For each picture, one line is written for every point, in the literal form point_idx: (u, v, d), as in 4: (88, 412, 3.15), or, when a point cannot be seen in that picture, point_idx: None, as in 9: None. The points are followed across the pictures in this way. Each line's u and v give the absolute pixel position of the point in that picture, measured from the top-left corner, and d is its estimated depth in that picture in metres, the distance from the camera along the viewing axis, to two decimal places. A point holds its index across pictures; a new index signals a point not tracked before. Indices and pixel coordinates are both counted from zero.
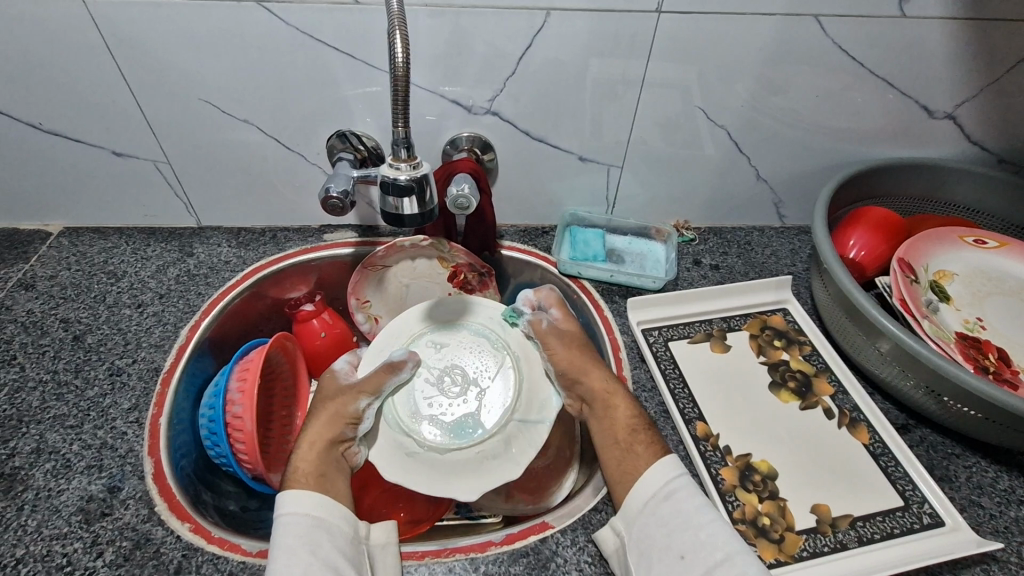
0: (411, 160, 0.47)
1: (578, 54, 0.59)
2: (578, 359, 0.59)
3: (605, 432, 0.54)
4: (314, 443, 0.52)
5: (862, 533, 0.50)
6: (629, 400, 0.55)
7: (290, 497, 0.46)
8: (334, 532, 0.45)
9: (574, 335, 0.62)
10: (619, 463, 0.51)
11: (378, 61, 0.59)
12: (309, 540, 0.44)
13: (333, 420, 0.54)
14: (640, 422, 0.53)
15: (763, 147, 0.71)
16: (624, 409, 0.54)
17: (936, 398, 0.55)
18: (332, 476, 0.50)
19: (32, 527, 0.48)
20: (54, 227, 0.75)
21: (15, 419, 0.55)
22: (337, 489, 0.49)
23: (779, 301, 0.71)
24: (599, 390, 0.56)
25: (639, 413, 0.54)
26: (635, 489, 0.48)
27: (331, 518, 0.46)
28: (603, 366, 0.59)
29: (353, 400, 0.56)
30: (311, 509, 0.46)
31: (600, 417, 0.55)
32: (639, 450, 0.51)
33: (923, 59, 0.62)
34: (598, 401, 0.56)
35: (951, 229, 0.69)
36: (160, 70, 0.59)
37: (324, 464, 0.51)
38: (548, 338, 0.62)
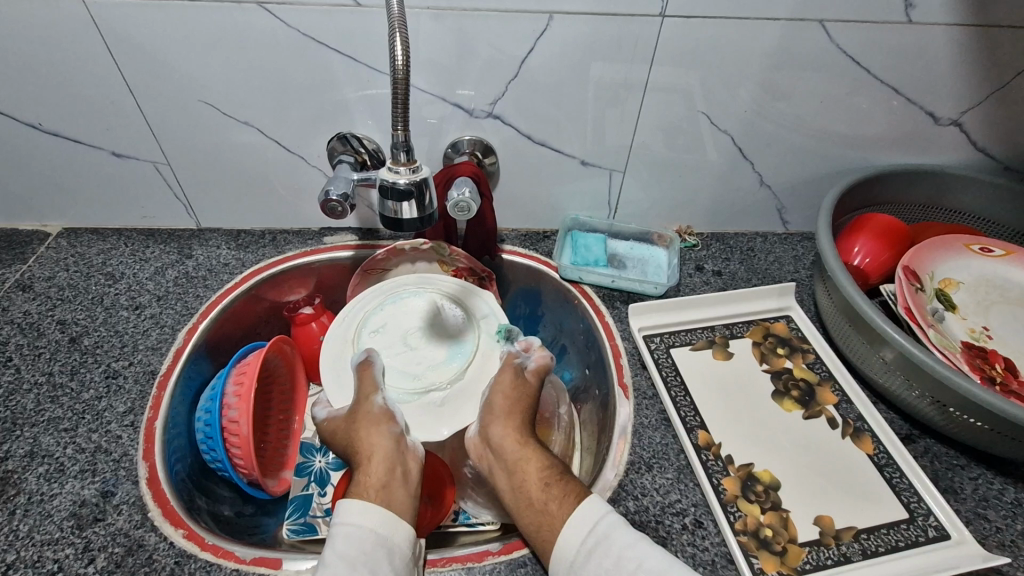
0: (410, 163, 0.46)
1: (580, 58, 0.59)
2: (505, 404, 0.56)
3: (517, 491, 0.51)
4: (371, 453, 0.51)
5: (865, 546, 0.49)
6: (539, 454, 0.53)
7: (357, 510, 0.46)
8: (394, 551, 0.45)
9: (526, 387, 0.58)
10: (536, 526, 0.48)
11: (379, 64, 0.58)
12: (368, 555, 0.43)
13: (369, 427, 0.52)
14: (553, 475, 0.51)
15: (767, 153, 0.70)
16: (535, 462, 0.52)
17: (941, 409, 0.54)
18: (398, 484, 0.49)
19: (24, 531, 0.47)
20: (53, 228, 0.74)
21: (9, 421, 0.54)
22: (401, 499, 0.48)
23: (782, 308, 0.70)
24: (508, 440, 0.53)
25: (552, 465, 0.52)
26: (557, 550, 0.45)
27: (395, 535, 0.45)
28: (524, 414, 0.56)
29: (367, 399, 0.54)
30: (373, 525, 0.45)
31: (510, 474, 0.51)
32: (553, 509, 0.48)
33: (929, 65, 0.61)
34: (508, 456, 0.52)
35: (956, 237, 0.68)
36: (160, 72, 0.58)
37: (389, 472, 0.49)
38: (506, 370, 0.58)
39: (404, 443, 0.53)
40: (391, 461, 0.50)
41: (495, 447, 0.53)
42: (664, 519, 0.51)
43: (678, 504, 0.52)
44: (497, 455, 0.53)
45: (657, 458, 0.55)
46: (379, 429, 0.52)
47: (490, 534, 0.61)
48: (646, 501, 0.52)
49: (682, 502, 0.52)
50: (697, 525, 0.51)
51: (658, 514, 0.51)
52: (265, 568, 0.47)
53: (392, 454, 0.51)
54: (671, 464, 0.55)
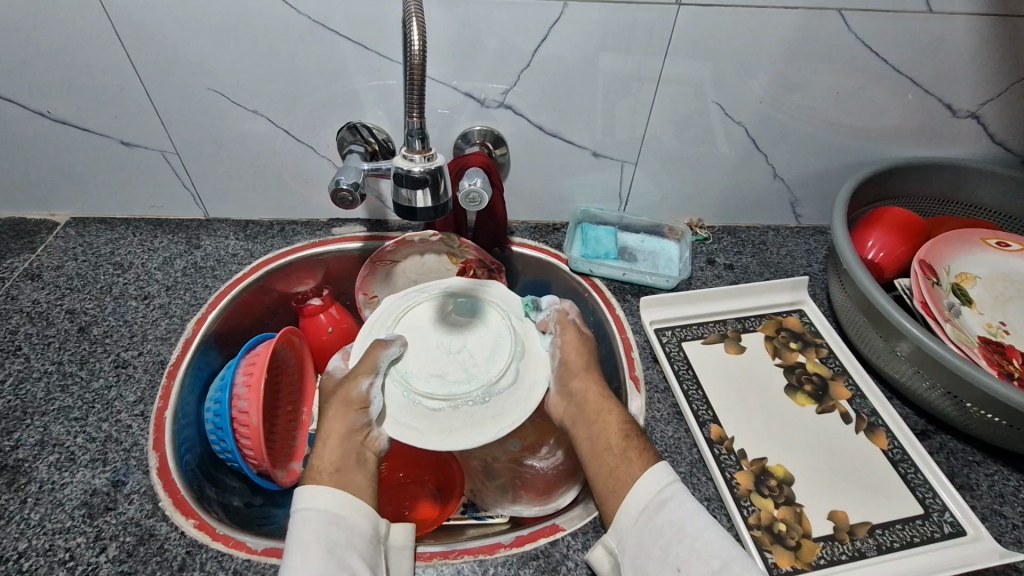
0: (425, 151, 0.46)
1: (594, 47, 0.58)
2: (580, 360, 0.58)
3: (595, 439, 0.52)
4: (330, 437, 0.51)
5: (880, 541, 0.49)
6: (619, 407, 0.54)
7: (308, 492, 0.46)
8: (350, 530, 0.44)
9: (593, 345, 0.60)
10: (610, 472, 0.49)
11: (391, 52, 0.57)
12: (324, 535, 0.43)
13: (339, 410, 0.52)
14: (631, 427, 0.52)
15: (781, 145, 0.69)
16: (616, 415, 0.53)
17: (957, 404, 0.54)
18: (351, 469, 0.49)
19: (35, 520, 0.47)
20: (61, 218, 0.74)
21: (19, 410, 0.54)
22: (355, 483, 0.48)
23: (795, 303, 0.69)
24: (590, 393, 0.55)
25: (627, 419, 0.53)
26: (629, 500, 0.46)
27: (348, 513, 0.45)
28: (599, 374, 0.58)
29: (352, 382, 0.54)
30: (328, 505, 0.45)
31: (590, 425, 0.53)
32: (632, 458, 0.49)
33: (948, 56, 0.60)
34: (589, 406, 0.54)
35: (972, 231, 0.67)
36: (170, 59, 0.58)
37: (342, 457, 0.50)
38: (570, 329, 0.60)
39: (368, 430, 0.52)
40: (344, 448, 0.50)
41: (576, 398, 0.55)
42: None
43: (692, 497, 0.52)
44: (577, 407, 0.55)
45: (670, 452, 0.55)
46: (345, 414, 0.52)
47: (499, 526, 0.61)
48: None
49: (695, 496, 0.52)
50: (710, 519, 0.50)
51: None
52: (276, 559, 0.47)
53: (347, 440, 0.51)
54: (684, 458, 0.55)
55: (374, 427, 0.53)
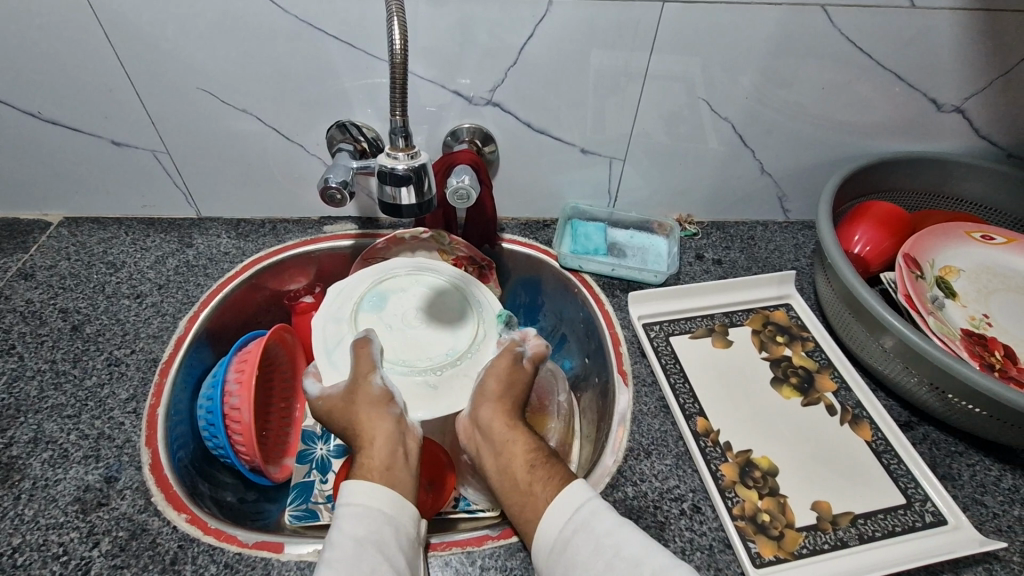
0: (407, 149, 0.46)
1: (580, 45, 0.59)
2: (497, 386, 0.55)
3: (504, 473, 0.51)
4: (378, 436, 0.51)
5: (862, 531, 0.50)
6: (526, 435, 0.53)
7: (364, 490, 0.46)
8: (400, 531, 0.45)
9: (523, 375, 0.58)
10: (520, 511, 0.48)
11: (378, 51, 0.58)
12: (375, 533, 0.44)
13: (372, 409, 0.53)
14: (540, 457, 0.51)
15: (768, 140, 0.69)
16: (522, 443, 0.52)
17: (940, 395, 0.54)
18: (400, 467, 0.49)
19: (29, 515, 0.48)
20: (54, 217, 0.74)
21: (13, 408, 0.55)
22: (404, 481, 0.48)
23: (782, 297, 0.70)
24: (496, 422, 0.53)
25: (538, 449, 0.52)
26: (539, 534, 0.45)
27: (397, 514, 0.46)
28: (514, 398, 0.56)
29: (367, 381, 0.54)
30: (381, 504, 0.45)
31: (497, 455, 0.52)
32: (537, 490, 0.48)
33: (932, 51, 0.61)
34: (496, 437, 0.52)
35: (957, 225, 0.68)
36: (159, 59, 0.58)
37: (392, 454, 0.50)
38: (504, 356, 0.58)
39: (404, 425, 0.53)
40: (392, 444, 0.50)
41: (484, 428, 0.53)
42: (663, 505, 0.51)
43: (677, 489, 0.52)
44: (485, 437, 0.53)
45: (656, 445, 0.56)
46: (382, 411, 0.53)
47: (489, 520, 0.62)
48: (644, 486, 0.52)
49: (681, 487, 0.52)
50: (695, 510, 0.51)
51: (656, 500, 0.52)
52: (267, 553, 0.47)
53: (394, 436, 0.51)
54: (670, 451, 0.55)
55: (407, 420, 0.54)
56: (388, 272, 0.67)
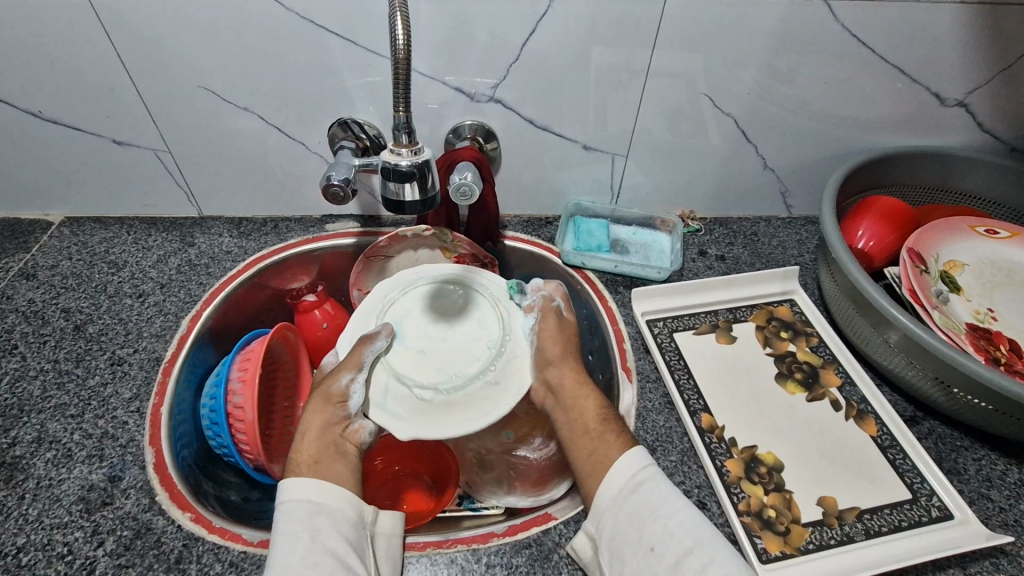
0: (411, 146, 0.46)
1: (582, 40, 0.58)
2: (556, 349, 0.58)
3: (573, 424, 0.53)
4: (309, 432, 0.52)
5: (869, 526, 0.50)
6: (594, 392, 0.55)
7: (289, 483, 0.46)
8: (335, 517, 0.45)
9: (570, 328, 0.61)
10: (590, 455, 0.51)
11: (379, 47, 0.58)
12: (308, 524, 0.44)
13: (319, 404, 0.53)
14: (610, 412, 0.54)
15: (771, 135, 0.69)
16: (591, 399, 0.55)
17: (945, 389, 0.54)
18: (331, 461, 0.50)
19: (33, 515, 0.48)
20: (55, 217, 0.74)
21: (16, 408, 0.55)
22: (337, 473, 0.49)
23: (785, 292, 0.70)
24: (566, 381, 0.56)
25: (607, 405, 0.54)
26: (610, 478, 0.48)
27: (329, 501, 0.46)
28: (575, 358, 0.58)
29: (333, 376, 0.55)
30: (309, 493, 0.46)
31: (568, 409, 0.54)
32: (610, 440, 0.51)
33: (936, 44, 0.60)
34: (565, 393, 0.55)
35: (961, 219, 0.68)
36: (160, 57, 0.58)
37: (322, 450, 0.50)
38: (548, 315, 0.60)
39: (348, 424, 0.53)
40: (326, 440, 0.51)
41: (554, 387, 0.55)
42: None
43: (682, 485, 0.52)
44: (555, 394, 0.55)
45: (661, 441, 0.55)
46: (324, 408, 0.53)
47: (494, 517, 0.62)
48: None
49: (686, 483, 0.52)
50: (701, 506, 0.51)
51: None
52: None
53: (326, 434, 0.52)
54: (675, 447, 0.55)
55: (353, 421, 0.53)
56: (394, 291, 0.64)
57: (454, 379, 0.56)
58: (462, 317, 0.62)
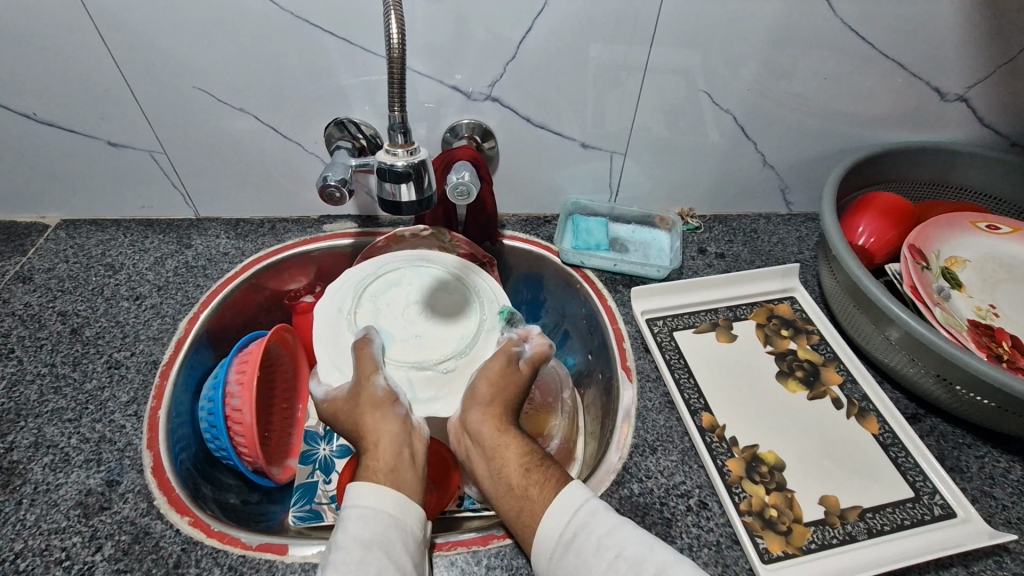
0: (407, 145, 0.46)
1: (579, 38, 0.58)
2: (488, 390, 0.54)
3: (496, 479, 0.49)
4: (381, 438, 0.50)
5: (871, 525, 0.49)
6: (518, 439, 0.51)
7: (369, 491, 0.45)
8: (407, 532, 0.45)
9: (514, 376, 0.56)
10: (516, 512, 0.47)
11: (375, 46, 0.57)
12: (381, 535, 0.43)
13: (377, 411, 0.52)
14: (533, 461, 0.50)
15: (770, 132, 0.69)
16: (515, 448, 0.51)
17: (947, 386, 0.54)
18: (409, 468, 0.49)
19: (31, 520, 0.47)
20: (52, 220, 0.74)
21: (13, 412, 0.54)
22: (412, 482, 0.48)
23: (786, 290, 0.69)
24: (487, 428, 0.52)
25: (530, 453, 0.50)
26: (540, 537, 0.44)
27: (403, 515, 0.45)
28: (507, 401, 0.54)
29: (369, 380, 0.54)
30: (387, 505, 0.45)
31: (489, 462, 0.50)
32: (535, 496, 0.47)
33: (936, 39, 0.60)
34: (488, 443, 0.51)
35: (962, 215, 0.67)
36: (154, 58, 0.58)
37: (398, 455, 0.49)
38: (499, 356, 0.57)
39: (410, 425, 0.53)
40: (399, 444, 0.50)
41: (473, 434, 0.52)
42: (669, 501, 0.51)
43: (683, 485, 0.52)
44: (475, 443, 0.52)
45: (661, 441, 0.55)
46: (385, 413, 0.52)
47: (494, 518, 0.62)
48: (650, 482, 0.52)
49: (687, 483, 0.52)
50: (702, 506, 0.51)
51: (663, 496, 0.51)
52: (271, 555, 0.47)
53: (400, 437, 0.51)
54: (676, 447, 0.55)
55: (412, 418, 0.54)
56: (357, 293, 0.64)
57: (466, 336, 0.62)
58: (429, 288, 0.66)
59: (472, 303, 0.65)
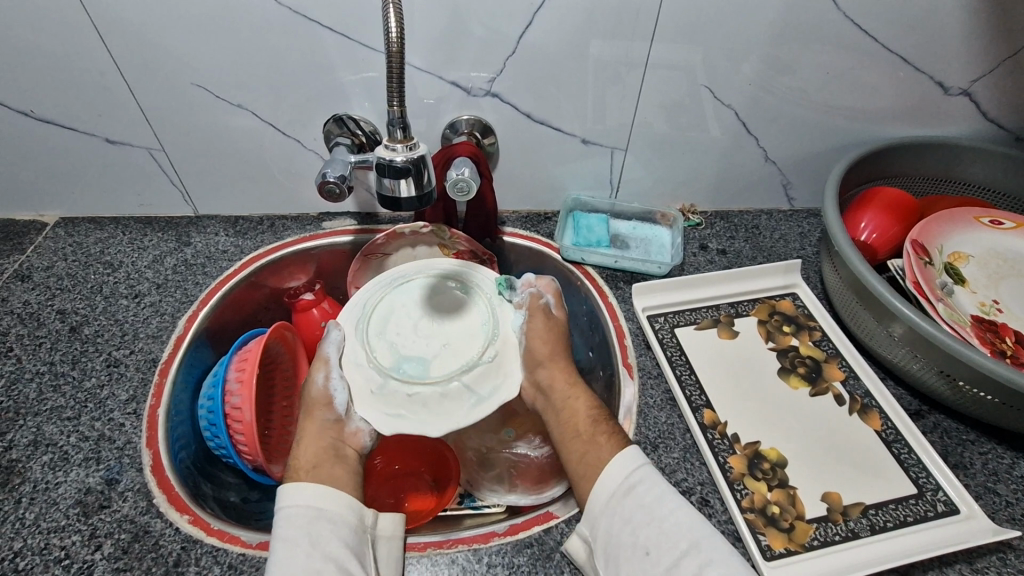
0: (406, 141, 0.45)
1: (580, 33, 0.58)
2: (546, 348, 0.58)
3: (564, 426, 0.54)
4: (306, 436, 0.52)
5: (874, 522, 0.49)
6: (587, 393, 0.56)
7: (289, 487, 0.46)
8: (335, 522, 0.45)
9: (560, 327, 0.61)
10: (581, 456, 0.50)
11: (374, 42, 0.57)
12: (308, 529, 0.43)
13: (309, 412, 0.54)
14: (599, 413, 0.54)
15: (772, 127, 0.68)
16: (583, 402, 0.55)
17: (950, 382, 0.54)
18: (329, 464, 0.50)
19: (30, 519, 0.47)
20: (50, 218, 0.74)
21: (12, 411, 0.54)
22: (336, 477, 0.48)
23: (787, 286, 0.69)
24: (555, 380, 0.56)
25: (597, 405, 0.54)
26: (603, 475, 0.47)
27: (330, 507, 0.45)
28: (567, 358, 0.59)
29: (311, 379, 0.56)
30: (311, 499, 0.45)
31: (558, 412, 0.55)
32: (602, 441, 0.50)
33: (940, 33, 0.60)
34: (558, 394, 0.56)
35: (966, 210, 0.67)
36: (151, 55, 0.57)
37: (320, 453, 0.50)
38: (537, 314, 0.60)
39: (343, 426, 0.53)
40: (322, 444, 0.51)
41: (544, 387, 0.56)
42: None
43: (685, 482, 0.52)
44: (547, 397, 0.56)
45: (663, 438, 0.55)
46: (313, 413, 0.54)
47: (497, 516, 0.61)
48: None
49: (689, 481, 0.52)
50: (704, 504, 0.50)
51: None
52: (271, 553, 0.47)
53: (324, 437, 0.52)
54: (677, 444, 0.55)
55: (349, 423, 0.53)
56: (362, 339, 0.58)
57: (483, 319, 0.61)
58: (419, 304, 0.62)
59: (467, 292, 0.63)
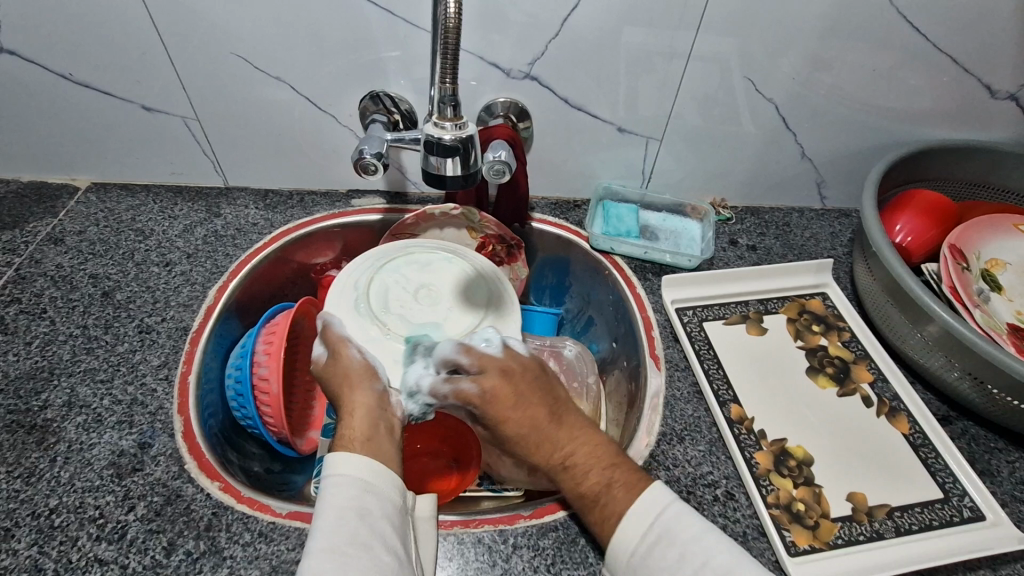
0: (456, 119, 0.46)
1: (624, 19, 0.57)
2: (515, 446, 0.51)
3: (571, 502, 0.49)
4: (356, 407, 0.49)
5: (899, 524, 0.49)
6: (573, 477, 0.47)
7: (343, 456, 0.44)
8: (381, 497, 0.43)
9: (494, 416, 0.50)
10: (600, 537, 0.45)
11: (418, 19, 0.56)
12: (357, 502, 0.42)
13: (352, 384, 0.51)
14: (589, 497, 0.46)
15: (811, 124, 0.67)
16: (572, 483, 0.47)
17: (981, 388, 0.53)
18: (381, 437, 0.47)
19: (65, 477, 0.48)
20: (82, 182, 0.74)
21: (47, 370, 0.55)
22: (387, 451, 0.46)
23: (819, 285, 0.68)
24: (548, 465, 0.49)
25: (587, 482, 0.46)
26: (614, 547, 0.43)
27: (380, 483, 0.44)
28: (539, 439, 0.49)
29: (342, 354, 0.54)
30: (361, 472, 0.43)
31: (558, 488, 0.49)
32: (599, 522, 0.45)
33: (992, 34, 0.58)
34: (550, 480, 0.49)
35: (1005, 217, 0.66)
36: (190, 21, 0.57)
37: (373, 425, 0.48)
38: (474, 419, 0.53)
39: (387, 399, 0.52)
40: (374, 413, 0.49)
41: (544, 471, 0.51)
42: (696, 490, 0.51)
43: (710, 476, 0.52)
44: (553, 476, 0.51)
45: (689, 431, 0.55)
46: (360, 384, 0.51)
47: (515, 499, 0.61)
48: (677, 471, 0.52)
49: (714, 474, 0.52)
50: (729, 497, 0.50)
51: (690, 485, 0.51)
52: (301, 522, 0.47)
53: (375, 409, 0.50)
54: (703, 437, 0.55)
55: (389, 394, 0.52)
56: (364, 317, 0.60)
57: (471, 277, 0.66)
58: (410, 274, 0.65)
59: (451, 261, 0.67)
